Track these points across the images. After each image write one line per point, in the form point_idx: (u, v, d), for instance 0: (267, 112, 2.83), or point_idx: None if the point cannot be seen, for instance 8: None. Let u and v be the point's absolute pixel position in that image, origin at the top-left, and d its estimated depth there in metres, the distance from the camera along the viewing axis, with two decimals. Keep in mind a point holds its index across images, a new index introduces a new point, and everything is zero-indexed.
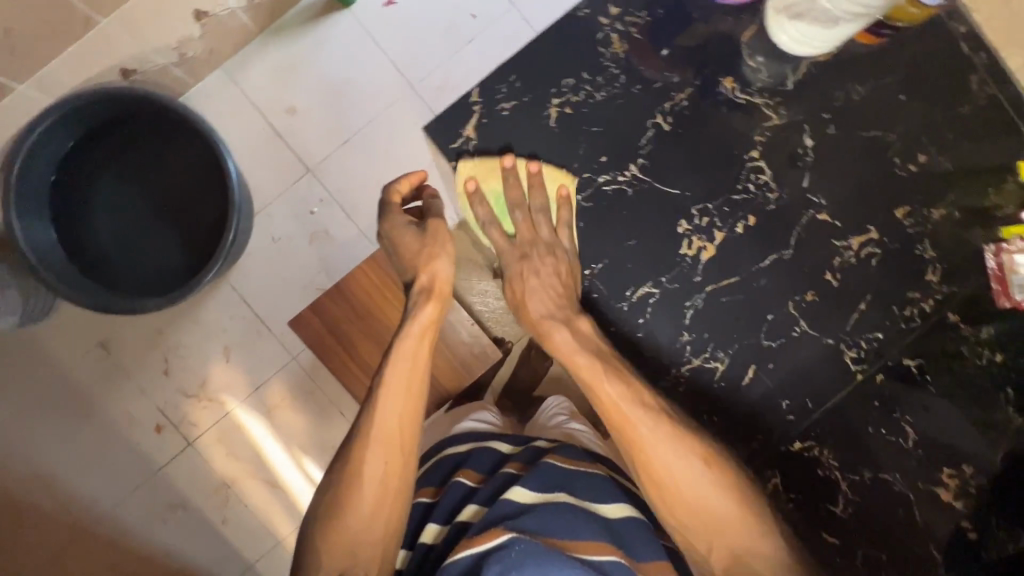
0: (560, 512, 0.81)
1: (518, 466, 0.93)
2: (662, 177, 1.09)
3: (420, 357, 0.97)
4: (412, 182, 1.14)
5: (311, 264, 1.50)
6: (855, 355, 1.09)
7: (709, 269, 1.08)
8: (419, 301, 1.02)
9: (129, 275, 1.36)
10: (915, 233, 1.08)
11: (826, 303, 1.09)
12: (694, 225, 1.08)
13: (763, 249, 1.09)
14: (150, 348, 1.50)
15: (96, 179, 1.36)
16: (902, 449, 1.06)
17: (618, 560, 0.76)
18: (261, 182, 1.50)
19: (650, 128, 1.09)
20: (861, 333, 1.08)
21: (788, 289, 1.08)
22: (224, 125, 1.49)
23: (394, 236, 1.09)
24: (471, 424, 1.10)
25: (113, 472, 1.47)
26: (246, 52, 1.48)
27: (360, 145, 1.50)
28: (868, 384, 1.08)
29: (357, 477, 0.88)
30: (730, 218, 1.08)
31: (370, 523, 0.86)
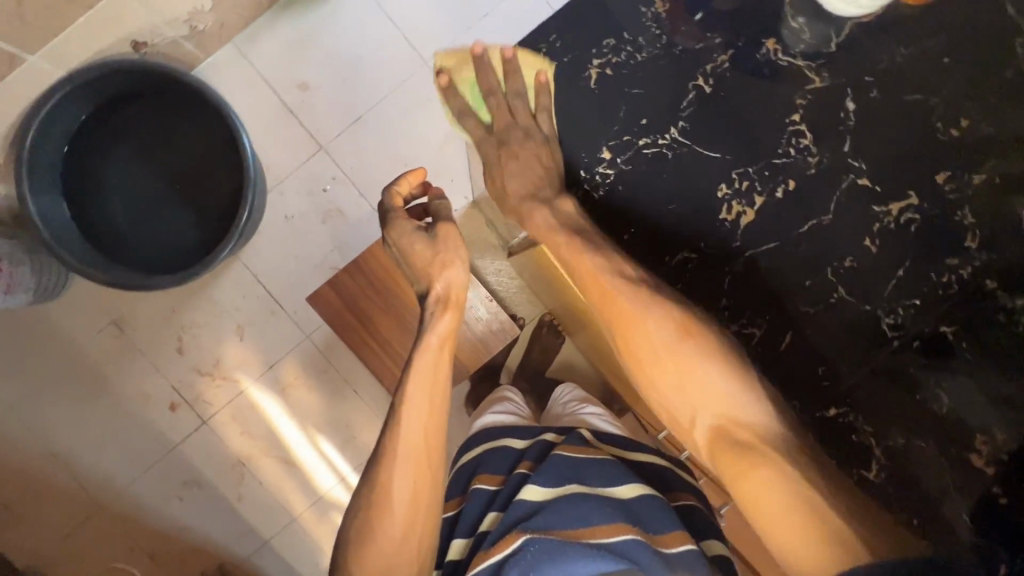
0: (573, 503, 0.77)
1: (530, 465, 0.87)
2: (701, 139, 1.03)
3: (441, 368, 0.88)
4: (413, 182, 0.98)
5: (324, 243, 1.49)
6: (892, 321, 0.95)
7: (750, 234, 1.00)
8: (436, 310, 0.90)
9: (142, 252, 1.35)
10: (954, 199, 0.95)
11: (867, 270, 0.96)
12: (734, 190, 1.01)
13: (803, 216, 0.99)
14: (164, 326, 1.49)
15: (108, 155, 1.35)
16: (935, 416, 0.92)
17: (636, 538, 0.72)
18: (273, 159, 1.49)
19: (691, 91, 1.04)
20: (900, 299, 0.95)
21: (825, 252, 0.98)
22: (235, 100, 1.47)
23: (400, 244, 0.93)
24: (490, 419, 1.03)
25: (129, 448, 1.48)
26: (257, 25, 1.46)
27: (373, 121, 1.49)
28: (901, 352, 0.94)
29: (384, 497, 0.82)
30: (770, 182, 1.00)
31: (402, 545, 0.81)
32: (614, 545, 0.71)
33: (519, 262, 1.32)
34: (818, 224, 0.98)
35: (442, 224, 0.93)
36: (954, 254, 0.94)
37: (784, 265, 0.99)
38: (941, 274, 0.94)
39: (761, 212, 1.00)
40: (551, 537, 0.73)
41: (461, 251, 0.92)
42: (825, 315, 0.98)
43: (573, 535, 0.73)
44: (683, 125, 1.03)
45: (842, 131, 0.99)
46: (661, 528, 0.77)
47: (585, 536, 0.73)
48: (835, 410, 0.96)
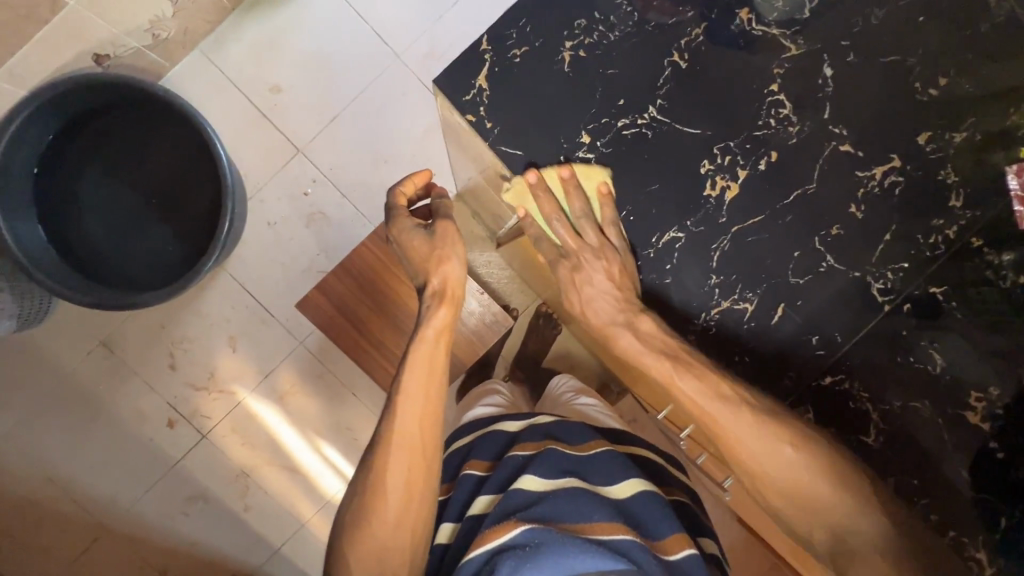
0: (573, 495, 0.68)
1: (531, 449, 0.79)
2: (681, 115, 0.88)
3: (439, 359, 0.82)
4: (417, 182, 0.95)
5: (310, 247, 1.47)
6: (883, 286, 0.86)
7: (737, 209, 0.87)
8: (432, 303, 0.85)
9: (126, 270, 1.32)
10: (936, 158, 0.84)
11: (855, 235, 0.86)
12: (716, 163, 0.87)
13: (785, 185, 0.87)
14: (154, 343, 1.47)
15: (81, 172, 1.32)
16: (929, 375, 0.85)
17: (635, 541, 0.63)
18: (251, 165, 1.46)
19: (666, 67, 0.88)
20: (889, 265, 0.85)
21: (815, 220, 0.86)
22: (206, 108, 1.44)
23: (401, 241, 0.91)
24: (479, 410, 1.01)
25: (130, 468, 1.47)
26: (224, 29, 1.43)
27: (350, 119, 1.46)
28: (893, 317, 0.86)
29: (378, 489, 0.76)
30: (752, 154, 0.87)
31: (394, 537, 0.74)
32: (617, 544, 0.62)
33: (508, 253, 1.32)
34: (803, 195, 0.86)
35: (440, 220, 0.89)
36: (941, 214, 0.84)
37: (776, 237, 0.87)
38: (928, 234, 0.85)
39: (745, 186, 0.87)
40: (551, 529, 0.61)
41: (456, 245, 0.88)
42: (819, 284, 0.87)
43: (572, 527, 0.64)
44: (661, 103, 0.89)
45: (819, 99, 0.86)
46: (661, 533, 0.70)
47: (586, 531, 0.63)
48: (832, 377, 0.88)
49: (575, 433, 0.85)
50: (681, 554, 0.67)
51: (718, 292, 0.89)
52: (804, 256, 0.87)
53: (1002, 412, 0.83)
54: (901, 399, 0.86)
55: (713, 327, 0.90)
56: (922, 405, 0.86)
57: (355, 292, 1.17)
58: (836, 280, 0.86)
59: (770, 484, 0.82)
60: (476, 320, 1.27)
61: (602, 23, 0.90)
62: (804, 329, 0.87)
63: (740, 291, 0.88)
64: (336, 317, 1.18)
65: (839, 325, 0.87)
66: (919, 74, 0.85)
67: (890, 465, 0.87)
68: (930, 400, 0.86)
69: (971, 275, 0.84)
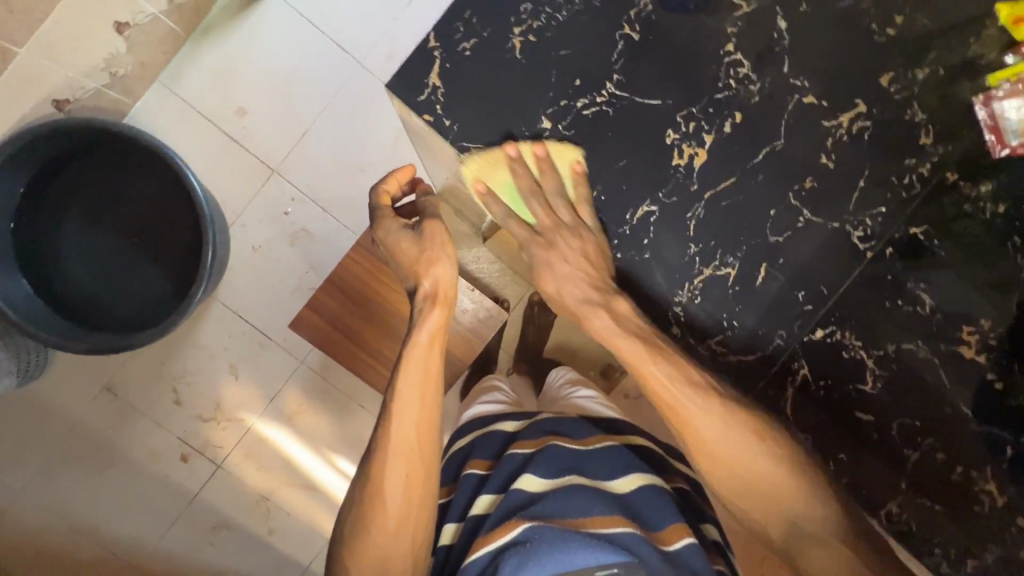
0: (573, 494, 0.70)
1: (530, 446, 0.80)
2: (639, 88, 0.87)
3: (434, 364, 0.83)
4: (401, 179, 0.94)
5: (298, 265, 1.47)
6: (862, 233, 0.85)
7: (706, 175, 0.87)
8: (424, 307, 0.85)
9: (118, 314, 1.32)
10: (902, 99, 0.84)
11: (830, 186, 0.85)
12: (681, 132, 0.86)
13: (755, 142, 0.86)
14: (156, 381, 1.47)
15: (60, 221, 1.31)
16: (917, 316, 0.86)
17: (632, 532, 0.65)
18: (228, 192, 1.46)
19: (619, 41, 0.87)
20: (865, 211, 0.85)
21: (784, 175, 0.86)
22: (175, 140, 1.43)
23: (388, 243, 0.90)
24: (477, 409, 1.01)
25: (151, 507, 1.48)
26: (181, 60, 1.41)
27: (320, 133, 1.45)
28: (878, 262, 0.86)
29: (377, 491, 0.77)
30: (716, 117, 0.86)
31: (395, 540, 0.75)
32: (615, 537, 0.64)
33: (495, 246, 1.31)
34: (773, 151, 0.86)
35: (426, 220, 0.88)
36: (912, 154, 0.84)
37: (750, 197, 0.86)
38: (902, 175, 0.84)
39: (713, 151, 0.86)
40: (550, 526, 0.64)
41: (444, 248, 0.86)
42: (799, 239, 0.86)
43: (572, 523, 0.66)
44: (619, 77, 0.87)
45: (776, 53, 0.85)
46: (660, 525, 0.69)
47: (584, 526, 0.66)
48: (823, 331, 0.88)
49: (575, 426, 0.85)
50: (683, 544, 0.67)
51: (698, 260, 0.88)
52: (781, 213, 0.86)
53: (998, 342, 0.83)
54: (893, 344, 0.87)
55: (698, 298, 0.89)
56: (916, 347, 0.86)
57: (347, 305, 1.17)
58: (815, 235, 0.86)
59: (728, 479, 0.76)
60: (471, 318, 1.27)
61: (548, 5, 0.88)
62: (788, 286, 0.87)
63: (721, 257, 0.87)
64: (331, 331, 1.18)
65: (824, 277, 0.87)
66: (874, 15, 0.84)
67: (888, 409, 0.88)
68: (924, 340, 0.86)
69: (951, 211, 0.84)
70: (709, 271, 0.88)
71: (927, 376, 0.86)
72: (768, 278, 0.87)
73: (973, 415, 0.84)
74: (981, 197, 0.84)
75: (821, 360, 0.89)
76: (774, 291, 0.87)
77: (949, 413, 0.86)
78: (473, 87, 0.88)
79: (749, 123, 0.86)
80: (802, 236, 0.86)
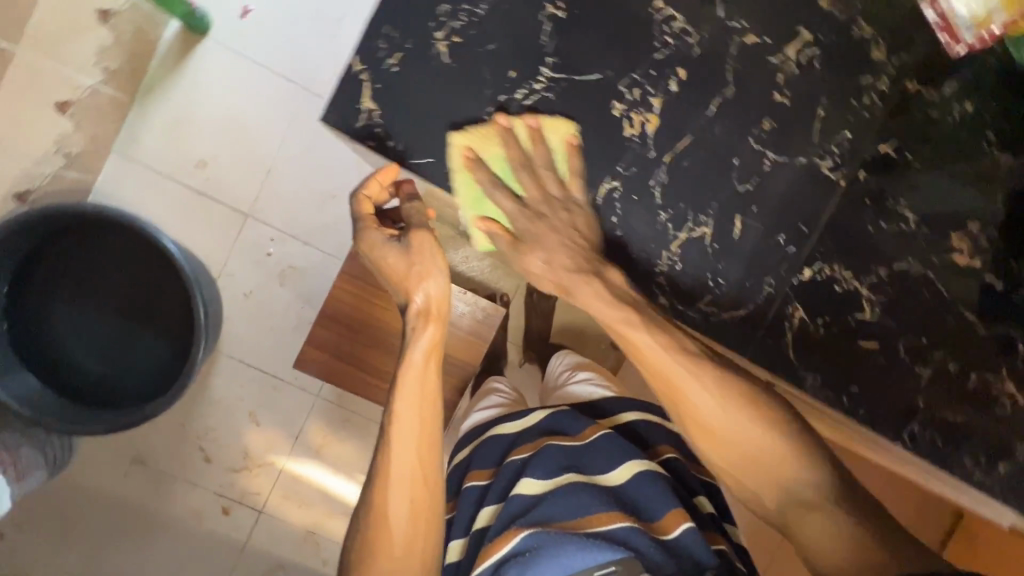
0: (574, 493, 0.76)
1: (528, 451, 0.86)
2: (577, 66, 0.86)
3: (429, 383, 0.81)
4: (382, 181, 0.86)
5: (293, 302, 1.47)
6: (832, 163, 0.87)
7: (661, 137, 0.87)
8: (417, 324, 0.82)
9: (128, 386, 1.33)
10: (847, 19, 0.85)
11: (788, 122, 0.87)
12: (628, 102, 0.86)
13: (704, 94, 0.86)
14: (182, 443, 1.49)
15: (48, 310, 1.30)
16: (907, 233, 0.87)
17: (630, 526, 0.71)
18: (207, 245, 1.45)
19: (545, 22, 0.85)
20: (830, 138, 0.87)
21: (739, 123, 0.87)
22: (143, 206, 1.42)
23: (373, 256, 0.85)
24: (476, 418, 1.06)
25: (205, 563, 1.51)
26: (131, 125, 1.40)
27: (285, 168, 1.44)
28: (854, 186, 0.87)
29: (381, 517, 0.76)
30: (660, 78, 0.86)
31: (403, 564, 0.74)
32: (614, 533, 0.70)
33: None
34: (725, 99, 0.86)
35: (415, 232, 0.82)
36: (867, 71, 0.86)
37: (710, 147, 0.87)
38: (861, 95, 0.86)
39: (663, 113, 0.86)
40: (551, 530, 0.69)
41: (436, 259, 0.83)
42: (768, 182, 0.88)
43: (570, 524, 0.72)
44: (552, 60, 0.86)
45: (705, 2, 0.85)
46: (658, 514, 0.76)
47: (584, 526, 0.71)
48: (811, 270, 0.88)
49: (568, 421, 0.91)
50: (682, 532, 0.73)
51: (672, 226, 0.89)
52: (744, 162, 0.87)
53: (989, 244, 0.86)
54: (886, 267, 0.87)
55: (678, 263, 0.90)
56: (908, 266, 0.87)
57: (345, 335, 1.16)
58: (784, 173, 0.87)
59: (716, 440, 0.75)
60: (470, 319, 1.27)
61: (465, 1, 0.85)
62: (768, 232, 0.88)
63: (693, 217, 0.89)
64: (334, 363, 1.18)
65: (801, 216, 0.88)
66: None
67: (892, 332, 0.88)
68: (914, 258, 0.87)
69: (921, 121, 0.86)
70: (684, 234, 0.89)
71: (920, 296, 0.87)
72: (746, 227, 0.88)
73: (978, 320, 0.87)
74: (948, 99, 0.86)
75: (815, 299, 0.88)
76: (754, 240, 0.88)
77: (954, 322, 0.87)
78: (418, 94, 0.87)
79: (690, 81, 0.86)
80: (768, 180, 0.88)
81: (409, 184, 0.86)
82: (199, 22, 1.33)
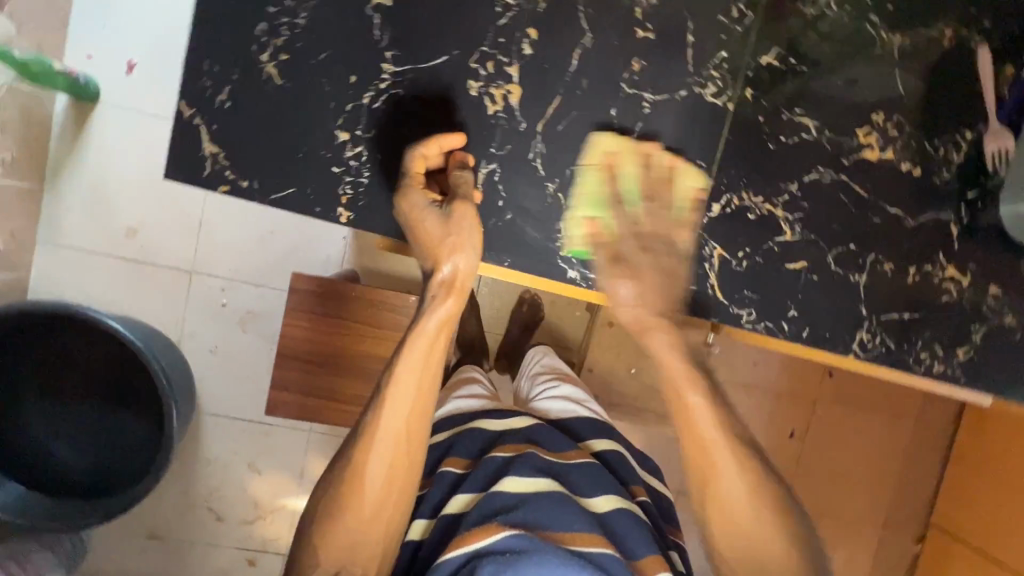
0: (561, 503, 0.74)
1: (512, 450, 0.83)
2: (418, 53, 0.77)
3: (435, 353, 0.73)
4: (444, 148, 0.77)
5: (261, 346, 1.45)
6: (715, 90, 0.82)
7: (529, 107, 0.80)
8: (438, 294, 0.74)
9: (122, 475, 1.24)
10: None
11: (660, 56, 0.80)
12: (482, 78, 0.78)
13: (557, 39, 0.79)
14: (190, 509, 1.49)
15: (26, 413, 1.22)
16: (849, 145, 0.84)
17: (610, 553, 0.70)
18: (159, 310, 1.41)
19: (372, 15, 0.76)
20: (705, 65, 0.81)
21: (605, 67, 0.80)
22: (84, 289, 1.38)
23: (404, 214, 0.74)
24: (453, 406, 0.99)
25: None
26: (48, 211, 1.35)
27: (217, 217, 1.40)
28: (748, 110, 0.83)
29: (358, 475, 0.72)
30: (512, 43, 0.78)
31: (368, 526, 0.72)
32: (593, 557, 0.69)
33: None
34: (584, 49, 0.79)
35: (457, 201, 0.72)
36: None
37: (580, 108, 0.80)
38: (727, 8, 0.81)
39: (524, 80, 0.79)
40: (532, 537, 0.68)
41: (471, 233, 0.73)
42: (651, 127, 0.81)
43: (551, 535, 0.71)
44: (391, 52, 0.77)
45: None
46: (638, 552, 0.75)
47: (564, 541, 0.71)
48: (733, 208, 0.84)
49: (551, 436, 0.89)
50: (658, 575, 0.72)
51: (562, 195, 0.81)
52: (622, 109, 0.81)
53: (951, 146, 0.85)
54: (831, 181, 0.84)
55: (570, 242, 0.82)
56: (849, 179, 0.85)
57: (311, 370, 1.12)
58: (668, 110, 0.81)
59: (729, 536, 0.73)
60: None
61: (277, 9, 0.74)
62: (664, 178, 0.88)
63: (572, 186, 0.81)
64: (307, 402, 1.13)
65: (699, 153, 0.82)
66: None
67: (876, 248, 0.85)
68: (855, 172, 0.85)
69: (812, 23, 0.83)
70: (570, 205, 0.82)
71: (872, 215, 0.85)
72: None
73: (955, 230, 0.85)
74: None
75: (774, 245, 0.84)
76: None
77: (919, 230, 0.85)
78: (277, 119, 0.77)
79: (546, 36, 0.79)
80: (655, 122, 0.81)
81: (462, 156, 0.76)
82: (84, 88, 1.27)
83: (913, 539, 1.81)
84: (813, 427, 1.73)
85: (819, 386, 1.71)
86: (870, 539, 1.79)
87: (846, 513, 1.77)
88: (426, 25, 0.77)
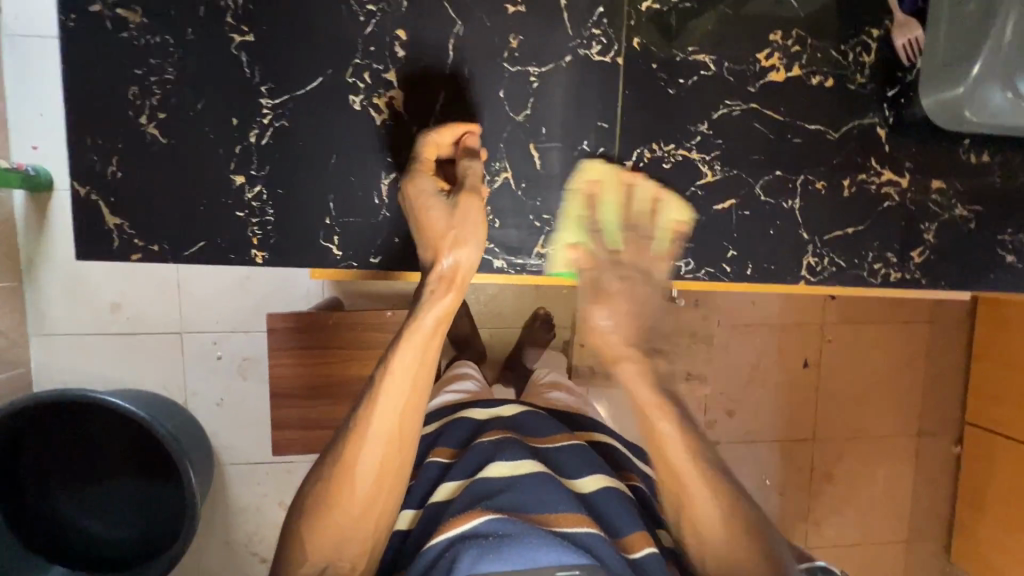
0: (542, 483, 0.78)
1: (496, 433, 0.90)
2: (292, 82, 0.79)
3: (432, 346, 0.73)
4: (457, 136, 0.79)
5: (264, 389, 1.48)
6: (598, 48, 0.82)
7: (417, 107, 0.81)
8: (436, 288, 0.73)
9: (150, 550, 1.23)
10: None
11: (532, 28, 0.81)
12: (364, 88, 0.80)
13: (435, 33, 0.80)
14: (233, 557, 1.52)
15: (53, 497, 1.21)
16: (746, 70, 0.84)
17: (595, 532, 0.72)
18: (160, 376, 1.44)
19: (240, 55, 0.78)
20: (584, 23, 0.81)
21: (486, 51, 0.81)
22: (84, 371, 1.42)
23: (411, 198, 0.76)
24: (445, 397, 1.07)
25: None
26: (32, 305, 1.38)
27: (191, 276, 1.42)
28: (634, 59, 0.83)
29: (350, 465, 0.71)
30: (382, 49, 0.79)
31: (362, 516, 0.71)
32: (577, 536, 0.71)
33: None
34: (460, 38, 0.80)
35: (467, 196, 0.74)
36: None
37: (472, 96, 0.81)
38: None
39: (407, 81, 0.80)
40: (516, 520, 0.69)
41: (474, 228, 0.74)
42: (543, 101, 0.83)
43: (534, 519, 0.73)
44: (268, 86, 0.79)
45: None
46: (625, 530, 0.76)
47: (548, 524, 0.73)
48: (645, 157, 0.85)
49: (539, 420, 0.96)
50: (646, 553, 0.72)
51: None
52: (509, 91, 0.82)
53: (860, 50, 0.85)
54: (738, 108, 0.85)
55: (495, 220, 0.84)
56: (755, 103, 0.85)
57: (308, 406, 1.14)
58: (557, 78, 0.82)
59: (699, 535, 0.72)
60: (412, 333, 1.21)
61: (150, 73, 0.78)
62: (569, 146, 0.84)
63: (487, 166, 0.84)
64: (312, 435, 1.15)
65: (597, 114, 0.83)
66: None
67: (801, 164, 0.86)
68: (758, 97, 0.85)
69: None
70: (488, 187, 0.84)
71: (786, 137, 0.85)
72: (546, 154, 0.84)
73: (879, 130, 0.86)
74: None
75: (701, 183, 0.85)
76: (559, 160, 0.84)
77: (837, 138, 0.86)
78: (182, 174, 0.80)
79: (414, 37, 0.79)
80: (545, 95, 0.83)
81: (473, 145, 0.77)
82: (36, 180, 1.28)
83: (950, 444, 1.77)
84: (827, 355, 1.69)
85: (822, 314, 1.67)
86: (907, 452, 1.76)
87: (876, 431, 1.74)
88: (302, 56, 0.79)
